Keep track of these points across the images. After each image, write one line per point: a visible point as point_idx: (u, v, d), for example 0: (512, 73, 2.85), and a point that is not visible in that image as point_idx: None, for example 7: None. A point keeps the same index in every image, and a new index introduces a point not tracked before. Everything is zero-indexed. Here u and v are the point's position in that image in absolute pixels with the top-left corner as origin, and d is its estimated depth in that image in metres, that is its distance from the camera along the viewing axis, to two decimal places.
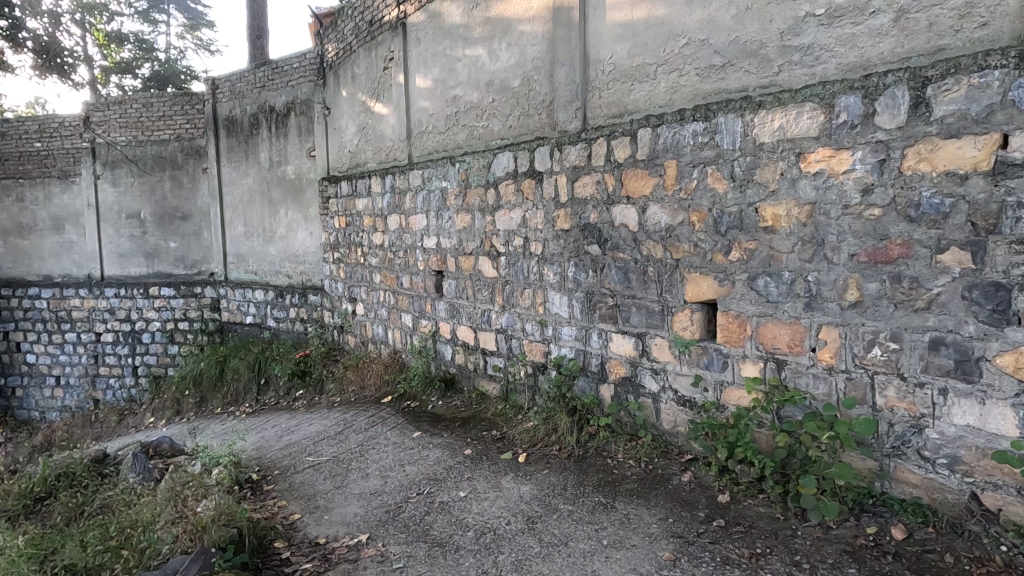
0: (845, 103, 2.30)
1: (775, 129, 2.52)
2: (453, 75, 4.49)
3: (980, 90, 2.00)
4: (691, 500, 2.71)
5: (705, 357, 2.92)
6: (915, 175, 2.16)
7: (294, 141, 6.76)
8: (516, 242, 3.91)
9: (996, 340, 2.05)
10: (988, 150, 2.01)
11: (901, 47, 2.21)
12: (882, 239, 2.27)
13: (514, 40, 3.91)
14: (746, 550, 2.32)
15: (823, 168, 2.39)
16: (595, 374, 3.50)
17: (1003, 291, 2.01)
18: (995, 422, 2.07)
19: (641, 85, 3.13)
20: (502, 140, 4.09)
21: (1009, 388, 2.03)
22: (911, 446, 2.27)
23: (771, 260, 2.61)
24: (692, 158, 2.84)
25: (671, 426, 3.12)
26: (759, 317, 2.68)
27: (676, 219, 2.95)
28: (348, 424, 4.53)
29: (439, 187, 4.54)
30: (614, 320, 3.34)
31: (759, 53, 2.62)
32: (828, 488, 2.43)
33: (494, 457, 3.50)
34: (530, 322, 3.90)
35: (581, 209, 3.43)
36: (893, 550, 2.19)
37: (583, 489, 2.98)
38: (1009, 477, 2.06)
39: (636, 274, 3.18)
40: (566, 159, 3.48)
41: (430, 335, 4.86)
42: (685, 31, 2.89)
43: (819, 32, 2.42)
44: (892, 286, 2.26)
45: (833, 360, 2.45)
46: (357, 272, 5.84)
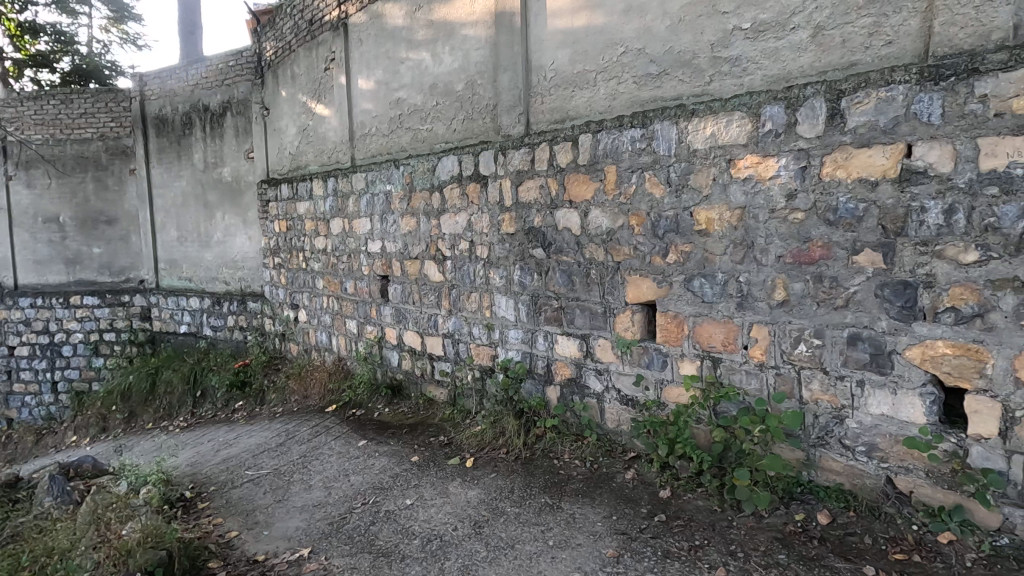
0: (769, 113, 2.43)
1: (707, 136, 2.62)
2: (396, 77, 4.43)
3: (887, 102, 2.15)
4: (634, 497, 2.78)
5: (646, 357, 3.01)
6: (833, 181, 2.31)
7: (231, 142, 6.49)
8: (462, 245, 3.90)
9: (905, 335, 2.20)
10: (895, 158, 2.16)
11: (819, 61, 2.36)
12: (805, 241, 2.40)
13: (457, 44, 3.91)
14: (685, 542, 2.40)
15: (751, 174, 2.51)
16: (541, 376, 3.54)
17: (910, 289, 2.17)
18: (905, 410, 2.23)
19: (581, 91, 3.20)
20: (446, 143, 4.07)
21: (917, 378, 2.20)
22: (834, 436, 2.42)
23: (705, 261, 2.71)
24: (631, 164, 2.92)
25: (615, 425, 3.19)
26: (695, 317, 2.78)
27: (616, 223, 3.02)
28: (290, 434, 4.38)
29: (383, 191, 4.47)
30: (559, 322, 3.38)
31: (691, 63, 2.72)
32: (760, 479, 2.52)
33: (442, 463, 3.47)
34: (477, 325, 3.90)
35: (525, 212, 3.46)
36: (818, 534, 2.32)
37: (529, 491, 2.99)
38: (918, 461, 2.23)
39: (579, 277, 3.24)
40: (510, 163, 3.50)
41: (376, 341, 4.77)
42: (623, 40, 2.97)
43: (746, 45, 2.54)
44: (815, 285, 2.40)
45: (764, 356, 2.57)
46: (299, 277, 5.65)
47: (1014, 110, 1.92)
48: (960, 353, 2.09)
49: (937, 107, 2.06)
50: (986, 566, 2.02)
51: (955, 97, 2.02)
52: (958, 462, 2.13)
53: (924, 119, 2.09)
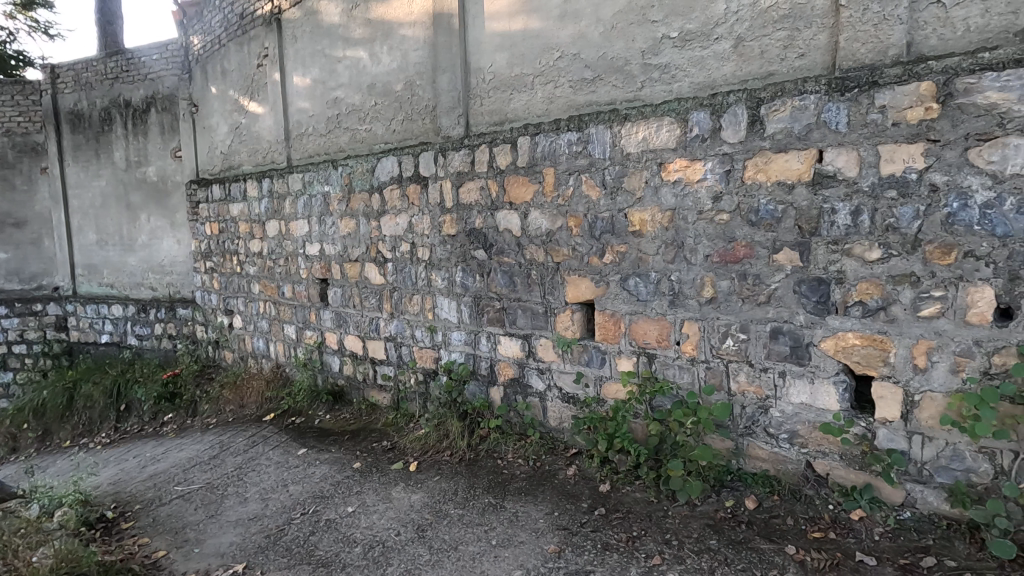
0: (696, 119, 2.55)
1: (639, 141, 2.72)
2: (333, 76, 4.33)
3: (801, 111, 2.30)
4: (575, 492, 2.83)
5: (586, 355, 3.08)
6: (754, 184, 2.44)
7: (156, 140, 6.15)
8: (403, 247, 3.86)
9: (820, 328, 2.36)
10: (808, 163, 2.31)
11: (740, 70, 2.49)
12: (730, 241, 2.53)
13: (395, 44, 3.86)
14: (623, 534, 2.47)
15: (680, 176, 2.62)
16: (485, 377, 3.56)
17: (823, 285, 2.33)
18: (822, 398, 2.39)
19: (519, 94, 3.24)
20: (385, 144, 4.01)
21: (831, 368, 2.36)
22: (759, 425, 2.56)
23: (639, 262, 2.81)
24: (568, 167, 2.98)
25: (557, 423, 3.25)
26: (631, 315, 2.88)
27: (555, 224, 3.07)
28: (224, 446, 4.19)
29: (321, 192, 4.36)
30: (501, 323, 3.41)
31: (624, 69, 2.82)
32: (693, 469, 2.64)
33: (384, 468, 3.42)
34: (419, 328, 3.87)
35: (466, 214, 3.47)
36: (746, 519, 2.44)
37: (473, 492, 3.00)
38: (833, 445, 2.39)
39: (521, 278, 3.28)
40: (449, 164, 3.50)
41: (316, 346, 4.64)
42: (559, 45, 3.03)
43: (674, 54, 2.65)
44: (739, 283, 2.53)
45: (695, 351, 2.69)
46: (233, 282, 5.42)
47: (908, 120, 2.09)
48: (867, 343, 2.27)
49: (843, 116, 2.22)
50: (891, 539, 2.20)
51: (858, 107, 2.18)
52: (867, 444, 2.31)
53: (832, 127, 2.24)
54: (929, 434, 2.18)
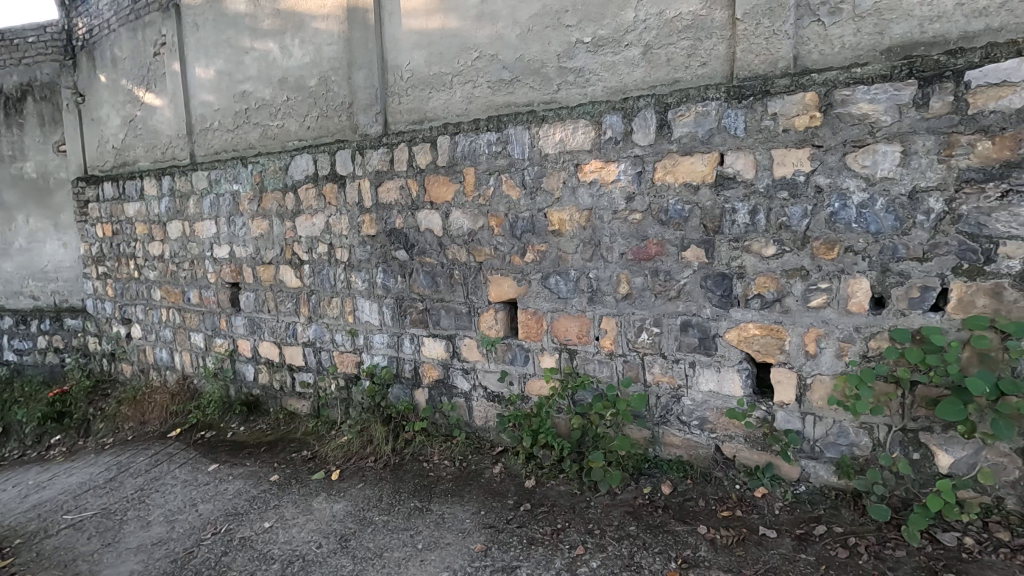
0: (609, 121, 2.65)
1: (557, 142, 2.78)
2: (239, 68, 4.08)
3: (704, 116, 2.45)
4: (501, 490, 2.85)
5: (510, 353, 3.11)
6: (664, 185, 2.57)
7: (34, 132, 5.53)
8: (320, 249, 3.72)
9: (725, 320, 2.53)
10: (711, 166, 2.46)
11: (649, 77, 2.61)
12: (642, 239, 2.65)
13: (307, 37, 3.70)
14: (548, 527, 2.52)
15: (596, 177, 2.71)
16: (409, 380, 3.50)
17: (727, 280, 2.49)
18: (728, 385, 2.56)
19: (438, 94, 3.21)
20: (299, 141, 3.84)
21: (735, 357, 2.53)
22: (673, 413, 2.70)
23: (559, 260, 2.87)
24: (488, 167, 3.00)
25: (482, 422, 3.26)
26: (553, 312, 2.94)
27: (476, 224, 3.08)
28: (123, 467, 3.85)
29: (229, 191, 4.11)
30: (424, 324, 3.37)
31: (540, 72, 2.87)
32: (613, 459, 2.73)
33: (304, 479, 3.28)
34: (340, 332, 3.74)
35: (386, 214, 3.40)
36: (662, 503, 2.56)
37: (398, 497, 2.94)
38: (739, 429, 2.57)
39: (443, 278, 3.26)
40: (368, 163, 3.41)
41: (227, 355, 4.38)
42: (477, 46, 3.04)
43: (588, 58, 2.74)
44: (652, 279, 2.65)
45: (613, 346, 2.79)
46: (130, 288, 4.98)
47: (796, 127, 2.28)
48: (765, 333, 2.45)
49: (741, 122, 2.38)
50: (789, 512, 2.39)
51: (754, 114, 2.35)
52: (768, 426, 2.50)
53: (732, 132, 2.40)
54: (819, 414, 2.39)
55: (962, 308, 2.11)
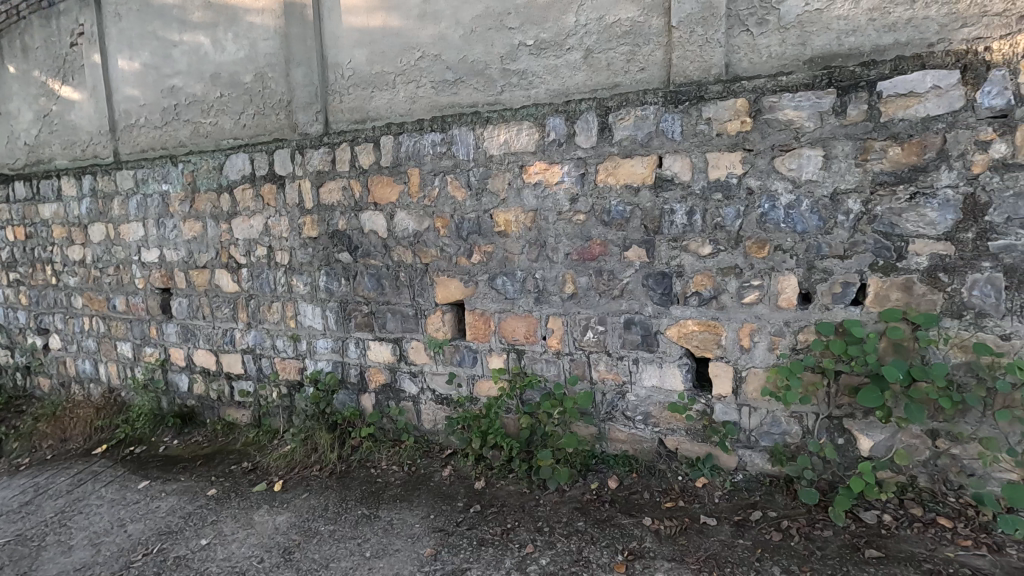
0: (552, 124, 2.68)
1: (501, 143, 2.80)
2: (166, 61, 3.84)
3: (642, 120, 2.52)
4: (451, 493, 2.83)
5: (458, 355, 3.09)
6: (606, 187, 2.63)
7: None
8: (259, 252, 3.58)
9: (666, 317, 2.61)
10: (650, 168, 2.54)
11: (590, 80, 2.67)
12: (586, 240, 2.70)
13: (241, 31, 3.54)
14: (498, 527, 2.53)
15: (540, 179, 2.74)
16: (354, 385, 3.43)
17: (667, 278, 2.58)
18: (669, 380, 2.65)
19: (381, 93, 3.16)
20: (234, 139, 3.67)
21: (676, 352, 2.62)
22: (618, 409, 2.77)
23: (506, 261, 2.89)
24: (433, 167, 2.97)
25: (431, 425, 3.23)
26: (500, 313, 2.95)
27: (422, 225, 3.05)
28: (41, 489, 3.56)
29: (158, 191, 3.89)
30: (369, 327, 3.31)
31: (484, 73, 2.87)
32: (561, 457, 2.77)
33: (244, 492, 3.14)
34: (281, 338, 3.61)
35: (328, 215, 3.31)
36: (609, 498, 2.61)
37: (345, 505, 2.87)
38: (680, 422, 2.66)
39: (388, 280, 3.20)
40: (308, 163, 3.32)
41: (158, 365, 4.14)
42: (420, 45, 3.01)
43: (531, 61, 2.77)
44: (596, 278, 2.71)
45: (559, 345, 2.83)
46: (47, 296, 4.63)
47: (728, 132, 2.39)
48: (703, 329, 2.55)
49: (678, 126, 2.47)
50: (728, 500, 2.49)
51: (689, 118, 2.45)
52: (707, 418, 2.60)
53: (669, 135, 2.49)
54: (754, 404, 2.52)
55: (878, 302, 2.27)
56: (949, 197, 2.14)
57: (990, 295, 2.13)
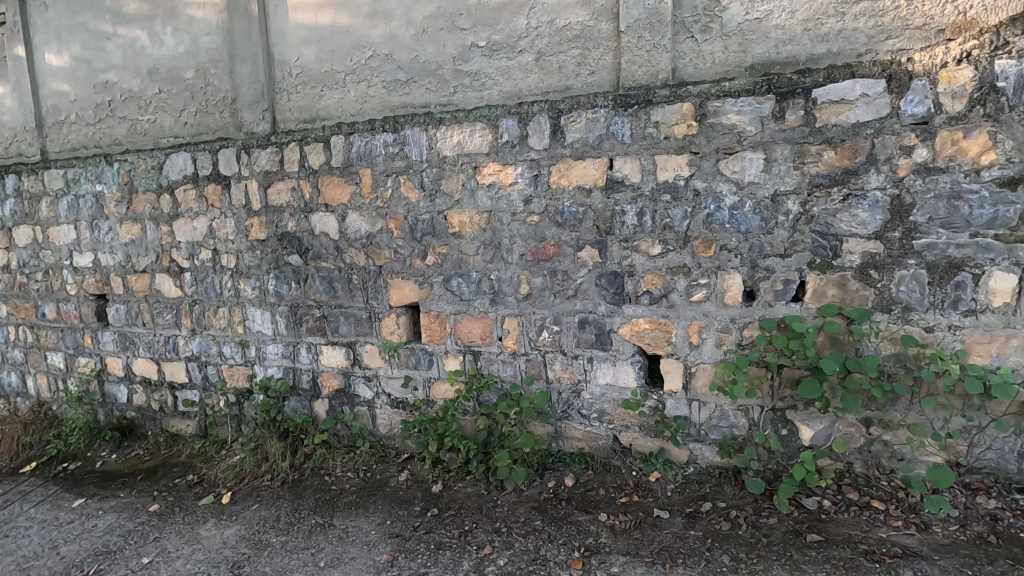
0: (505, 125, 2.69)
1: (454, 144, 2.79)
2: (99, 55, 3.62)
3: (593, 122, 2.56)
4: (408, 497, 2.80)
5: (414, 357, 3.06)
6: (559, 188, 2.66)
7: None
8: (203, 255, 3.43)
9: (619, 316, 2.66)
10: (601, 170, 2.58)
11: (542, 82, 2.69)
12: (540, 240, 2.72)
13: (180, 25, 3.39)
14: (455, 530, 2.52)
15: (494, 180, 2.74)
16: (307, 392, 3.34)
17: (619, 278, 2.63)
18: (623, 377, 2.71)
19: (330, 91, 3.09)
20: (175, 137, 3.49)
21: (629, 350, 2.68)
22: (574, 408, 2.80)
23: (460, 262, 2.88)
24: (385, 168, 2.93)
25: (387, 430, 3.18)
26: (455, 315, 2.93)
27: (375, 227, 3.00)
28: None
29: (91, 192, 3.68)
30: (322, 332, 3.23)
31: (436, 73, 2.86)
32: (518, 457, 2.78)
33: (190, 506, 3.00)
34: (228, 344, 3.48)
35: (277, 217, 3.22)
36: (566, 495, 2.64)
37: (297, 515, 2.79)
38: (634, 419, 2.72)
39: (341, 283, 3.14)
40: (255, 163, 3.21)
41: (94, 375, 3.91)
42: (370, 44, 2.96)
43: (483, 62, 2.77)
44: (551, 279, 2.74)
45: (515, 345, 2.85)
46: None
47: (675, 135, 2.46)
48: (654, 327, 2.62)
49: (627, 129, 2.52)
50: (680, 492, 2.56)
51: (638, 122, 2.51)
52: (659, 414, 2.67)
53: (619, 138, 2.54)
54: (703, 399, 2.60)
55: (816, 298, 2.39)
56: (878, 198, 2.27)
57: (915, 290, 2.27)
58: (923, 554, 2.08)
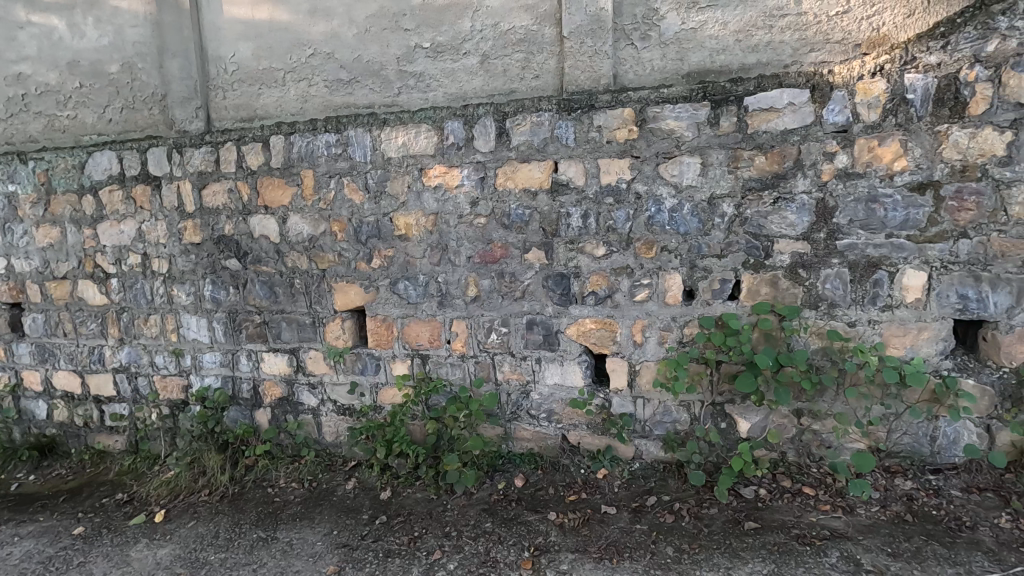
0: (451, 127, 2.68)
1: (399, 146, 2.75)
2: (10, 45, 3.26)
3: (538, 126, 2.59)
4: (355, 506, 2.73)
5: (360, 363, 3.00)
6: (505, 191, 2.67)
7: None
8: (131, 260, 3.24)
9: (566, 316, 2.70)
10: (546, 173, 2.61)
11: (487, 85, 2.70)
12: (488, 243, 2.73)
13: (104, 15, 3.15)
14: (405, 537, 2.48)
15: (440, 182, 2.73)
16: (247, 401, 3.21)
17: (565, 279, 2.67)
18: (570, 377, 2.75)
19: (269, 90, 2.99)
20: (99, 136, 3.27)
21: (576, 350, 2.73)
22: (524, 408, 2.82)
23: (407, 265, 2.84)
24: (328, 169, 2.86)
25: (333, 438, 3.10)
26: (402, 318, 2.90)
27: (317, 229, 2.92)
28: None
29: (3, 192, 3.41)
30: (263, 338, 3.12)
31: (380, 73, 2.82)
32: (468, 460, 2.77)
33: (119, 526, 2.82)
34: (161, 354, 3.30)
35: (212, 219, 3.08)
36: (516, 496, 2.65)
37: (238, 530, 2.68)
38: (581, 417, 2.77)
39: (282, 287, 3.04)
40: (188, 163, 3.06)
41: (8, 391, 3.61)
42: (311, 42, 2.89)
43: (428, 63, 2.75)
44: (498, 280, 2.75)
45: (464, 348, 2.84)
46: None
47: (617, 139, 2.52)
48: (600, 326, 2.67)
49: (571, 132, 2.56)
50: (627, 488, 2.62)
51: (582, 126, 2.55)
52: (606, 412, 2.73)
53: (563, 141, 2.58)
54: (647, 396, 2.68)
55: (750, 297, 2.51)
56: (805, 201, 2.40)
57: (839, 287, 2.42)
58: (848, 535, 2.22)
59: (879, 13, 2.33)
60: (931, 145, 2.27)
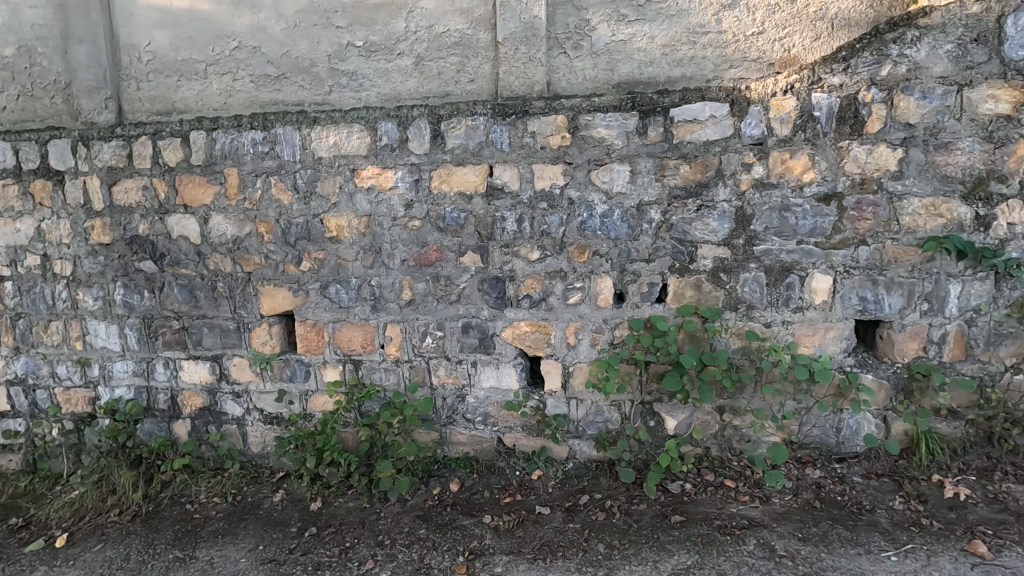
0: (384, 128, 2.64)
1: (330, 145, 2.67)
2: None
3: (473, 129, 2.60)
4: (283, 519, 2.62)
5: (288, 369, 2.89)
6: (440, 193, 2.66)
7: None
8: (29, 261, 2.97)
9: (501, 319, 2.72)
10: (482, 177, 2.62)
11: (422, 87, 2.69)
12: (423, 246, 2.70)
13: None
14: (335, 548, 2.41)
15: (373, 184, 2.67)
16: (164, 413, 3.02)
17: (501, 282, 2.69)
18: (506, 379, 2.77)
19: (189, 82, 2.82)
20: None
21: (511, 353, 2.75)
22: (459, 412, 2.81)
23: (339, 268, 2.77)
24: (254, 168, 2.74)
25: (260, 448, 2.97)
26: (334, 323, 2.81)
27: (242, 230, 2.79)
28: None
29: None
30: (182, 345, 2.93)
31: (310, 70, 2.73)
32: (402, 466, 2.72)
33: (12, 555, 2.56)
34: (63, 363, 3.04)
35: (124, 218, 2.87)
36: (451, 501, 2.63)
37: (153, 551, 2.51)
38: (517, 419, 2.79)
39: (203, 291, 2.87)
40: (96, 157, 2.84)
41: None
42: (235, 34, 2.76)
43: (360, 62, 2.70)
44: (434, 284, 2.73)
45: (398, 352, 2.80)
46: None
47: (551, 145, 2.57)
48: (535, 329, 2.71)
49: (506, 137, 2.59)
50: (561, 488, 2.66)
51: (516, 131, 2.58)
52: (540, 413, 2.76)
53: (498, 146, 2.59)
54: (581, 397, 2.74)
55: (676, 299, 2.62)
56: (726, 209, 2.54)
57: (756, 290, 2.58)
58: (764, 524, 2.36)
59: (790, 35, 2.51)
60: (835, 159, 2.46)
